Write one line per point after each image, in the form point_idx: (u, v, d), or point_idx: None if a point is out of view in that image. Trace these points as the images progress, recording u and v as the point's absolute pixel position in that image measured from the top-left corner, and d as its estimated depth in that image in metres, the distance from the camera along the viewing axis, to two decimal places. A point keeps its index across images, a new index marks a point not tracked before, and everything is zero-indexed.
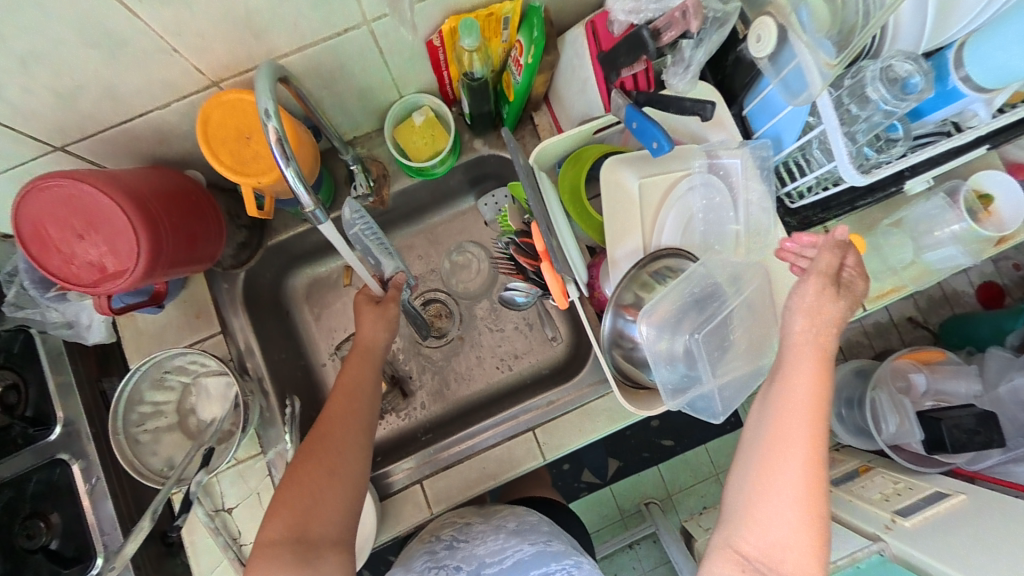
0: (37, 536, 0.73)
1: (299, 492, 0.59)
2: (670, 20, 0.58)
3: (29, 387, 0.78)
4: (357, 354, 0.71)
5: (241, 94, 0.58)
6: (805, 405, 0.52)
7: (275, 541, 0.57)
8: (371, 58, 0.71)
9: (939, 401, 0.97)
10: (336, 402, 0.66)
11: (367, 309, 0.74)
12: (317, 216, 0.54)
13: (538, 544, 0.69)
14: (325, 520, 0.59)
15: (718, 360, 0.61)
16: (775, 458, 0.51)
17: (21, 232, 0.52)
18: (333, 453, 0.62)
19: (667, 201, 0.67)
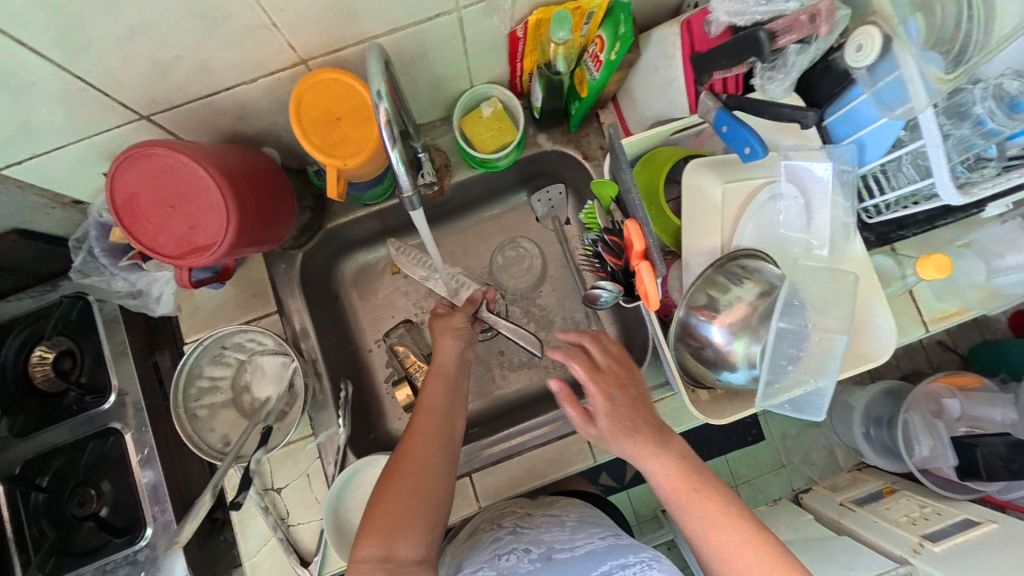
0: (87, 504, 0.73)
1: (386, 510, 0.59)
2: (791, 23, 0.55)
3: (83, 355, 0.78)
4: (436, 372, 0.73)
5: (334, 74, 0.57)
6: (646, 464, 0.59)
7: (366, 560, 0.56)
8: (454, 46, 0.70)
9: (973, 427, 0.90)
10: (417, 421, 0.67)
11: (444, 334, 0.77)
12: (413, 200, 0.56)
13: (609, 538, 0.66)
14: (411, 540, 0.58)
15: (805, 358, 0.57)
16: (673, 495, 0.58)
17: (114, 199, 0.52)
18: (417, 474, 0.62)
19: (747, 209, 0.66)
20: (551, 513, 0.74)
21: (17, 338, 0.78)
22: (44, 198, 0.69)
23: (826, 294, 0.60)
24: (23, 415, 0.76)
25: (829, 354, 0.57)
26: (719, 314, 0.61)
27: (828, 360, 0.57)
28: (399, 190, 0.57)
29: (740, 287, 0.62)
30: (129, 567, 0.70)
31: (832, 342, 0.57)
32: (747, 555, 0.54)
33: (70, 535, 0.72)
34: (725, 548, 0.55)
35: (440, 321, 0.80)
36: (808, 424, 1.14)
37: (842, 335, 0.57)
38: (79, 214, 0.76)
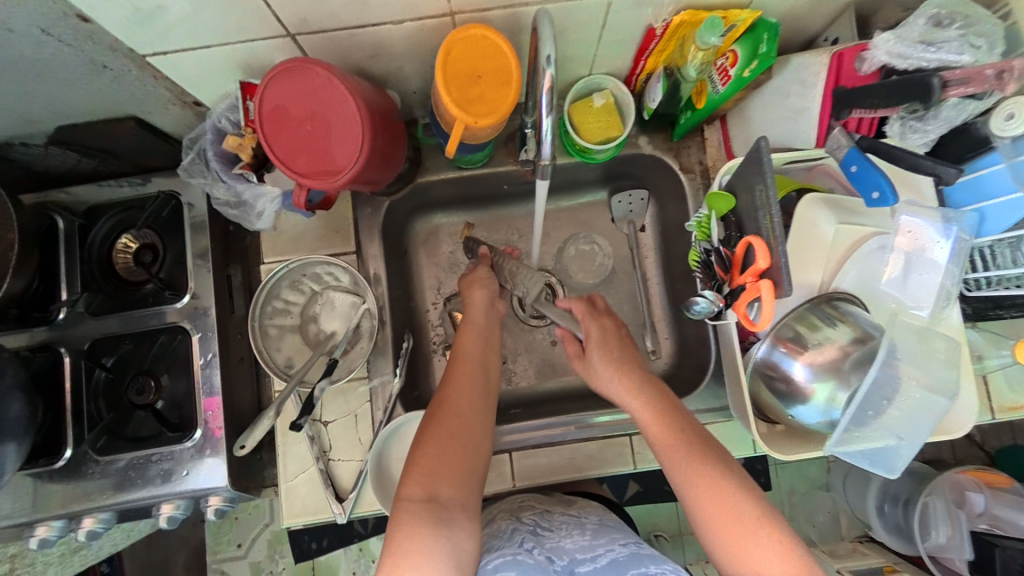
0: (146, 394, 0.75)
1: (429, 452, 0.61)
2: (972, 75, 0.54)
3: (166, 253, 0.80)
4: (470, 325, 0.77)
5: (485, 32, 0.57)
6: (662, 433, 0.65)
7: (412, 498, 0.57)
8: (590, 30, 0.70)
9: (993, 528, 0.86)
10: (455, 370, 0.71)
11: (477, 284, 0.82)
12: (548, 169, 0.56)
13: (631, 547, 0.65)
14: (452, 482, 0.60)
15: (894, 410, 0.57)
16: (676, 463, 0.62)
17: (261, 108, 0.53)
18: (455, 417, 0.64)
19: (852, 253, 0.65)
20: (570, 513, 0.77)
21: (106, 222, 0.81)
22: (170, 93, 0.71)
23: (922, 352, 0.59)
24: (101, 296, 0.78)
25: (925, 410, 0.56)
26: (806, 350, 0.60)
27: (924, 418, 0.56)
28: (537, 156, 0.56)
29: (833, 329, 0.60)
30: (174, 462, 0.73)
31: (934, 404, 0.56)
32: (751, 530, 0.56)
33: (124, 419, 0.75)
34: (729, 522, 0.57)
35: (467, 275, 0.83)
36: (819, 485, 1.09)
37: (950, 399, 0.55)
38: (192, 116, 0.77)
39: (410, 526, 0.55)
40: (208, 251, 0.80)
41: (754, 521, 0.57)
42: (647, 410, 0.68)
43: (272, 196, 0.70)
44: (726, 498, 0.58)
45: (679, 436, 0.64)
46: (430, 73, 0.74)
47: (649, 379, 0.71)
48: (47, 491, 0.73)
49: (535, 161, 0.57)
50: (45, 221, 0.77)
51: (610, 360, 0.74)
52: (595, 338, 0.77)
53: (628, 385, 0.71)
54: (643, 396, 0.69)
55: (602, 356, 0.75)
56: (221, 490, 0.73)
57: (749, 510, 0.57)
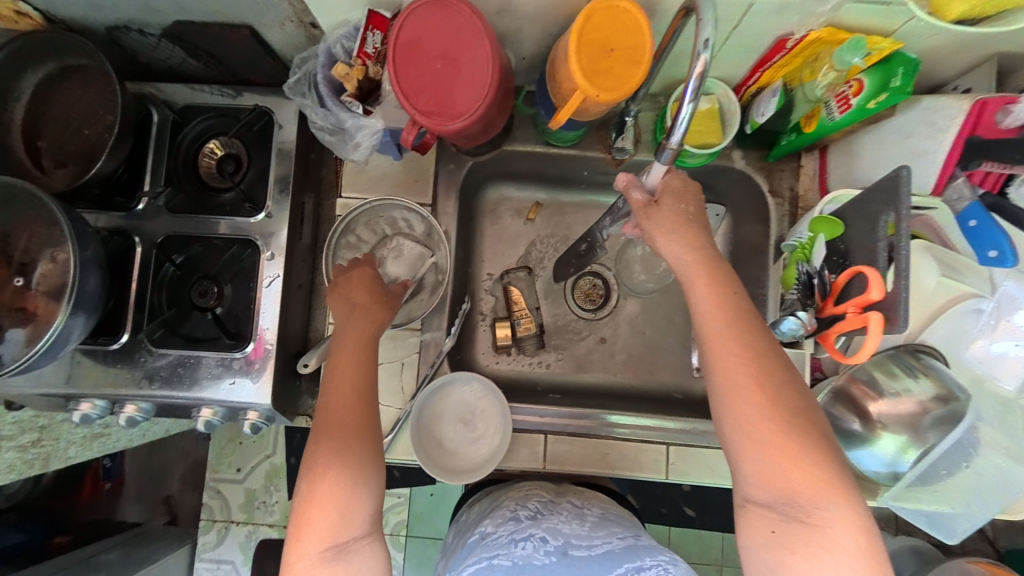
0: (208, 297, 0.76)
1: (319, 510, 0.53)
2: None
3: (249, 167, 0.81)
4: (343, 348, 0.63)
5: (630, 6, 0.56)
6: (727, 343, 0.54)
7: (309, 558, 0.52)
8: (721, 29, 0.68)
9: None
10: (334, 404, 0.59)
11: (346, 306, 0.66)
12: (674, 154, 0.56)
13: (629, 540, 0.66)
14: (352, 528, 0.54)
15: (966, 472, 0.57)
16: (730, 378, 0.53)
17: (398, 36, 0.52)
18: (343, 460, 0.56)
19: (946, 309, 0.63)
20: (576, 502, 0.76)
21: (199, 124, 0.82)
22: (292, 9, 0.71)
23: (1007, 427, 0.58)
24: (181, 195, 0.80)
25: (996, 476, 0.56)
26: (879, 396, 0.59)
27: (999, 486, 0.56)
28: (664, 140, 0.55)
29: (914, 381, 0.59)
30: (223, 369, 0.74)
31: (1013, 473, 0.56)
32: (806, 467, 0.49)
33: (182, 317, 0.77)
34: (778, 456, 0.49)
35: (332, 289, 0.68)
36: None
37: None
38: (304, 38, 0.78)
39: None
40: (290, 174, 0.80)
41: (811, 459, 0.49)
42: (715, 314, 0.56)
43: (373, 130, 0.70)
44: (779, 430, 0.50)
45: (746, 351, 0.54)
46: (548, 41, 0.72)
47: (727, 276, 0.58)
48: (96, 370, 0.74)
49: (662, 144, 0.56)
50: (143, 111, 0.78)
51: (673, 235, 0.61)
52: (667, 225, 0.61)
53: (693, 274, 0.59)
54: (704, 296, 0.57)
55: (662, 225, 0.62)
56: (260, 407, 0.74)
57: (807, 449, 0.49)
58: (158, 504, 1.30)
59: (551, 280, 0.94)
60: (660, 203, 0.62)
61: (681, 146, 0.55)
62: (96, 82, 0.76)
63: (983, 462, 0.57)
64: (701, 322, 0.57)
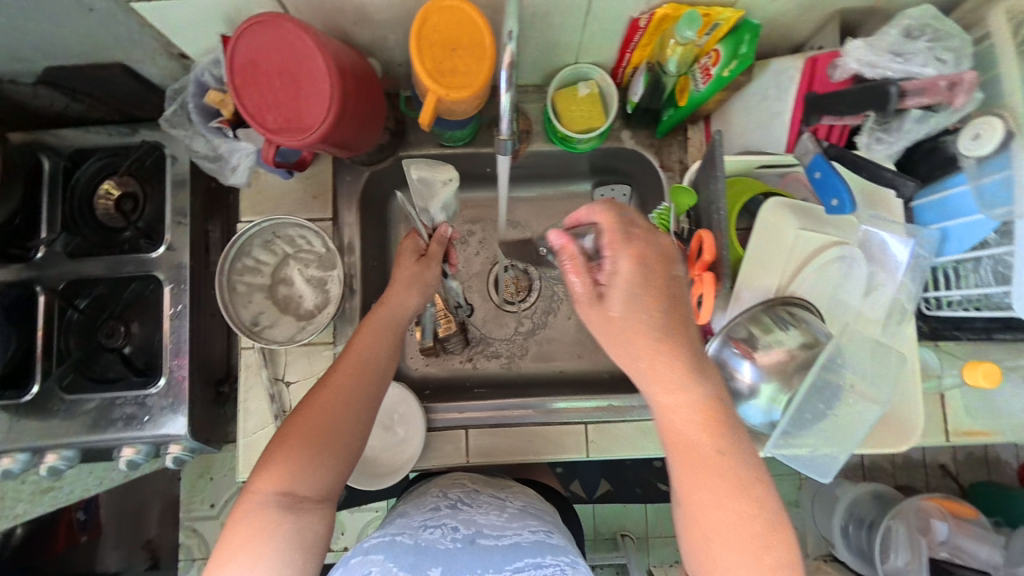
0: (114, 337, 0.79)
1: (288, 455, 0.57)
2: (925, 86, 0.55)
3: (147, 203, 0.82)
4: (376, 317, 0.67)
5: (462, 4, 0.58)
6: (703, 448, 0.48)
7: (263, 494, 0.55)
8: (575, 17, 0.71)
9: (953, 556, 0.89)
10: (348, 361, 0.63)
11: (408, 259, 0.72)
12: (508, 145, 0.57)
13: (537, 536, 0.67)
14: (311, 480, 0.57)
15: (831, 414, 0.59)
16: (694, 488, 0.49)
17: (233, 61, 0.54)
18: (330, 417, 0.59)
19: (813, 262, 0.64)
20: (499, 495, 0.78)
21: (92, 164, 0.83)
22: (158, 43, 0.72)
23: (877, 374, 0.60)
24: (80, 238, 0.80)
25: (856, 416, 0.59)
26: (756, 352, 0.60)
27: (860, 427, 0.59)
28: (498, 132, 0.56)
29: (785, 332, 0.61)
30: (136, 407, 0.75)
31: (868, 413, 0.59)
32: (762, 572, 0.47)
33: (92, 358, 0.78)
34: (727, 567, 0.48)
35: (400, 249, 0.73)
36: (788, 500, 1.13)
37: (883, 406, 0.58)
38: (181, 69, 0.78)
39: (251, 516, 0.54)
40: (187, 205, 0.81)
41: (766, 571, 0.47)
42: (690, 414, 0.49)
43: (248, 151, 0.72)
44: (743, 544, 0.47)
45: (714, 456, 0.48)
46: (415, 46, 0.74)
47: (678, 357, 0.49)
48: (13, 423, 0.74)
49: (497, 137, 0.57)
50: (32, 160, 0.79)
51: (637, 309, 0.50)
52: (642, 305, 0.50)
53: (669, 361, 0.49)
54: (683, 393, 0.49)
55: (620, 301, 0.50)
56: (181, 438, 0.75)
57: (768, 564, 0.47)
58: (139, 549, 1.17)
59: (475, 278, 0.96)
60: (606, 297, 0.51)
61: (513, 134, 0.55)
62: None
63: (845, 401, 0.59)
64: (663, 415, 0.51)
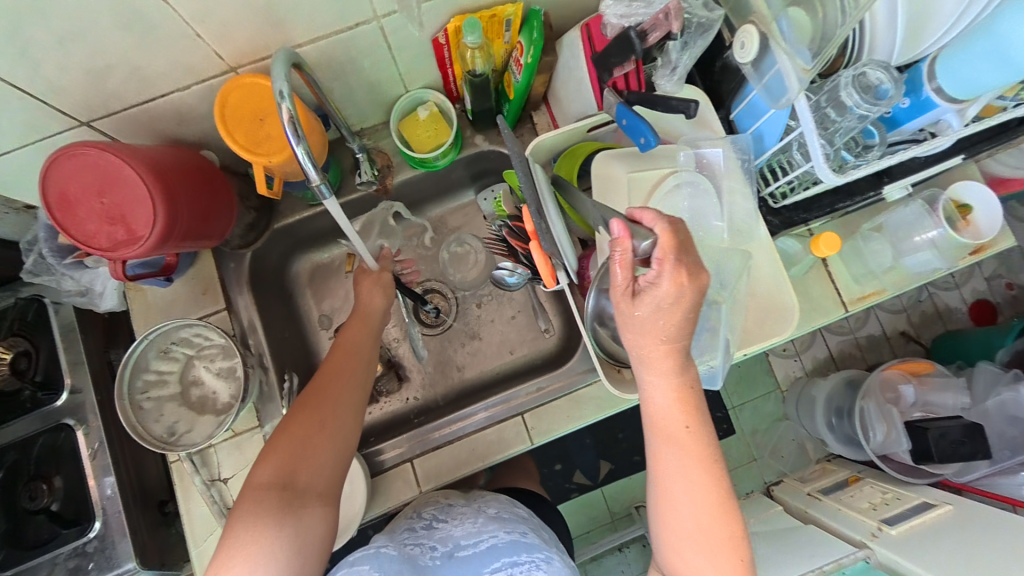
0: (39, 497, 0.76)
1: (289, 441, 0.60)
2: (653, 22, 0.62)
3: (40, 355, 0.81)
4: (358, 317, 0.76)
5: (257, 79, 0.62)
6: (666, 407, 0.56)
7: (264, 484, 0.57)
8: (382, 53, 0.75)
9: (926, 413, 0.99)
10: (336, 356, 0.70)
11: (365, 280, 0.82)
12: (320, 187, 0.56)
13: (513, 535, 0.71)
14: (314, 469, 0.60)
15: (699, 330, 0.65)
16: (667, 457, 0.56)
17: (47, 196, 0.56)
18: (328, 405, 0.64)
19: (653, 196, 0.70)
20: (472, 504, 0.79)
21: None
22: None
23: (721, 278, 0.66)
24: None
25: (712, 324, 0.65)
26: None
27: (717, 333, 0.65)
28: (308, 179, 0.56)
29: None
30: (79, 558, 0.74)
31: (716, 316, 0.65)
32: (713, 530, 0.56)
33: (21, 527, 0.75)
34: (696, 531, 0.56)
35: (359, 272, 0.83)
36: (777, 416, 1.24)
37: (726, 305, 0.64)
38: (34, 219, 0.80)
39: (255, 503, 0.56)
40: (81, 344, 0.81)
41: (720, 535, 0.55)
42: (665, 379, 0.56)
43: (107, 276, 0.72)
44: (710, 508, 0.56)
45: (686, 434, 0.56)
46: None
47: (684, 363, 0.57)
48: None
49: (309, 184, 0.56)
50: None
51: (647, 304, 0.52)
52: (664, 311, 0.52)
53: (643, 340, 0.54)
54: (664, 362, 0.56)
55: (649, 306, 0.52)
56: (136, 571, 0.76)
57: (723, 528, 0.56)
58: None
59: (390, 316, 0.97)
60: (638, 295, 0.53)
61: (322, 180, 0.55)
62: None
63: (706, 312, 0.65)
64: (655, 406, 0.57)
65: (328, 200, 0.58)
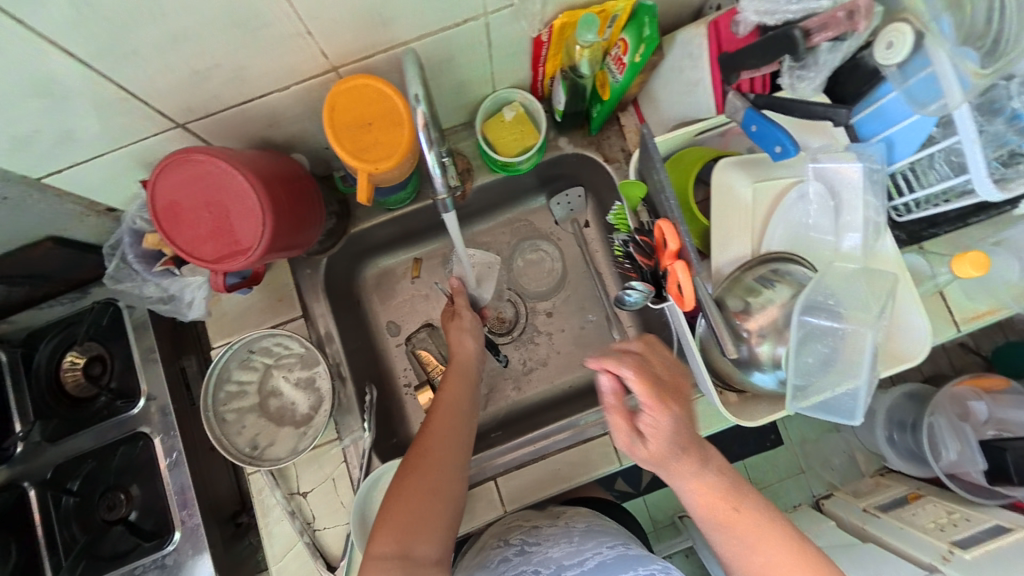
0: (117, 508, 0.73)
1: (404, 509, 0.58)
2: (828, 20, 0.55)
3: (114, 361, 0.79)
4: (456, 372, 0.74)
5: (364, 80, 0.57)
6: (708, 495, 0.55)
7: (385, 557, 0.55)
8: (479, 52, 0.71)
9: (1002, 432, 0.83)
10: (438, 414, 0.67)
11: (450, 323, 0.81)
12: (447, 203, 0.56)
13: (619, 550, 0.66)
14: (429, 539, 0.58)
15: (830, 355, 0.57)
16: (737, 545, 0.54)
17: (155, 205, 0.53)
18: (436, 468, 0.61)
19: (776, 209, 0.65)
20: (558, 523, 0.75)
21: (48, 343, 0.80)
22: (78, 206, 0.70)
23: (856, 297, 0.59)
24: (56, 420, 0.77)
25: (852, 347, 0.57)
26: (751, 317, 0.61)
27: (861, 357, 0.56)
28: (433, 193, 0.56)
29: (772, 290, 0.61)
30: (158, 571, 0.71)
31: (860, 339, 0.57)
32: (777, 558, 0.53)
33: (99, 539, 0.73)
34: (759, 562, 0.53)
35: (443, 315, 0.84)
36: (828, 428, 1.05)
37: (871, 329, 0.56)
38: (111, 222, 0.77)
39: None
40: (155, 348, 0.79)
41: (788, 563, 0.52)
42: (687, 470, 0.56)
43: (198, 284, 0.70)
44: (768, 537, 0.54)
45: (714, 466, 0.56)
46: None
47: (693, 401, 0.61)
48: None
49: (433, 196, 0.56)
50: None
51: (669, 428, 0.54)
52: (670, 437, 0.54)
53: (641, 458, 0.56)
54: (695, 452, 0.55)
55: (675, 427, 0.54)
56: None
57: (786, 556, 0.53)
58: None
59: None
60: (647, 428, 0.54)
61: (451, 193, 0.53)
62: None
63: (838, 336, 0.57)
64: (691, 488, 0.56)
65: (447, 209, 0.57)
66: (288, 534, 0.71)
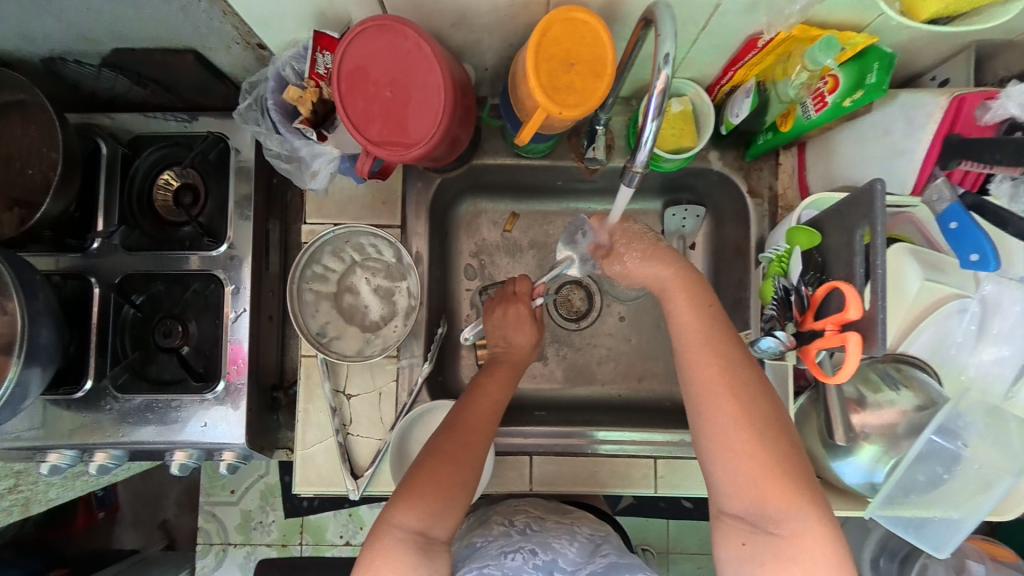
0: (172, 337, 0.74)
1: (433, 491, 0.58)
2: None
3: (208, 198, 0.78)
4: (506, 364, 0.73)
5: (588, 17, 0.53)
6: (757, 469, 0.53)
7: (404, 527, 0.56)
8: (688, 30, 0.65)
9: None
10: (478, 408, 0.66)
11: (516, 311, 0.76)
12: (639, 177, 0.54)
13: (611, 558, 0.68)
14: (447, 522, 0.59)
15: (940, 480, 0.57)
16: (768, 528, 0.52)
17: (341, 66, 0.50)
18: (466, 458, 0.62)
19: (930, 314, 0.61)
20: (564, 521, 0.76)
21: (151, 155, 0.78)
22: (239, 30, 0.67)
23: (986, 432, 0.57)
24: (137, 232, 0.76)
25: (976, 480, 0.57)
26: (864, 409, 0.58)
27: (980, 495, 0.56)
28: (629, 162, 0.54)
29: (897, 392, 0.58)
30: (193, 409, 0.72)
31: (990, 477, 0.56)
32: (814, 553, 0.51)
33: (148, 359, 0.75)
34: (791, 556, 0.51)
35: (501, 300, 0.78)
36: None
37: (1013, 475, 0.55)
38: (254, 60, 0.74)
39: (391, 551, 0.55)
40: (251, 200, 0.76)
41: (826, 558, 0.51)
42: (741, 440, 0.53)
43: (330, 157, 0.68)
44: (806, 526, 0.52)
45: (750, 445, 0.53)
46: (509, 51, 0.69)
47: (744, 370, 0.56)
48: (63, 418, 0.72)
49: (627, 167, 0.54)
50: (90, 145, 0.74)
51: (735, 392, 0.54)
52: (726, 398, 0.55)
53: (707, 405, 0.55)
54: (755, 425, 0.54)
55: (736, 389, 0.55)
56: (236, 447, 0.73)
57: (819, 546, 0.51)
58: (155, 530, 1.20)
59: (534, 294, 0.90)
60: (721, 383, 0.55)
61: (647, 166, 0.53)
62: (37, 118, 0.68)
63: (960, 466, 0.57)
64: (741, 465, 0.53)
65: (633, 179, 0.55)
66: (325, 431, 0.72)
